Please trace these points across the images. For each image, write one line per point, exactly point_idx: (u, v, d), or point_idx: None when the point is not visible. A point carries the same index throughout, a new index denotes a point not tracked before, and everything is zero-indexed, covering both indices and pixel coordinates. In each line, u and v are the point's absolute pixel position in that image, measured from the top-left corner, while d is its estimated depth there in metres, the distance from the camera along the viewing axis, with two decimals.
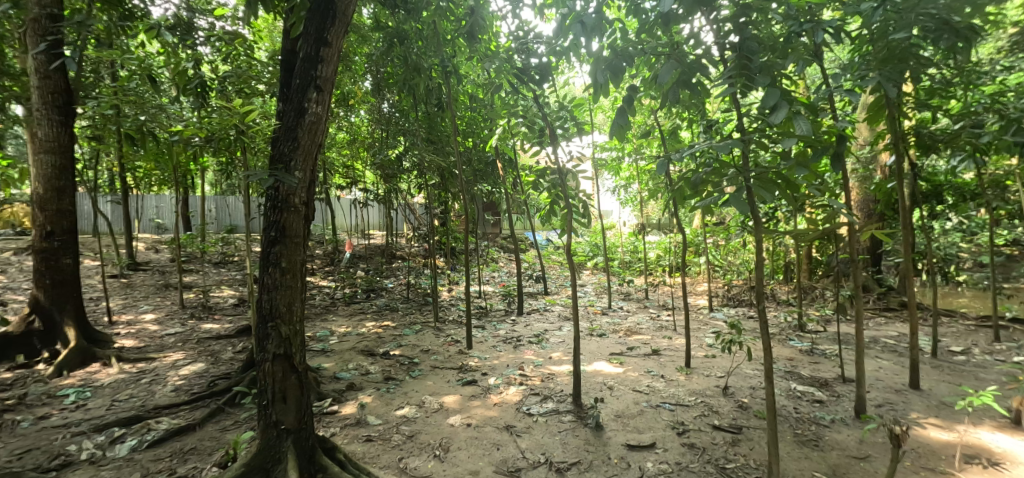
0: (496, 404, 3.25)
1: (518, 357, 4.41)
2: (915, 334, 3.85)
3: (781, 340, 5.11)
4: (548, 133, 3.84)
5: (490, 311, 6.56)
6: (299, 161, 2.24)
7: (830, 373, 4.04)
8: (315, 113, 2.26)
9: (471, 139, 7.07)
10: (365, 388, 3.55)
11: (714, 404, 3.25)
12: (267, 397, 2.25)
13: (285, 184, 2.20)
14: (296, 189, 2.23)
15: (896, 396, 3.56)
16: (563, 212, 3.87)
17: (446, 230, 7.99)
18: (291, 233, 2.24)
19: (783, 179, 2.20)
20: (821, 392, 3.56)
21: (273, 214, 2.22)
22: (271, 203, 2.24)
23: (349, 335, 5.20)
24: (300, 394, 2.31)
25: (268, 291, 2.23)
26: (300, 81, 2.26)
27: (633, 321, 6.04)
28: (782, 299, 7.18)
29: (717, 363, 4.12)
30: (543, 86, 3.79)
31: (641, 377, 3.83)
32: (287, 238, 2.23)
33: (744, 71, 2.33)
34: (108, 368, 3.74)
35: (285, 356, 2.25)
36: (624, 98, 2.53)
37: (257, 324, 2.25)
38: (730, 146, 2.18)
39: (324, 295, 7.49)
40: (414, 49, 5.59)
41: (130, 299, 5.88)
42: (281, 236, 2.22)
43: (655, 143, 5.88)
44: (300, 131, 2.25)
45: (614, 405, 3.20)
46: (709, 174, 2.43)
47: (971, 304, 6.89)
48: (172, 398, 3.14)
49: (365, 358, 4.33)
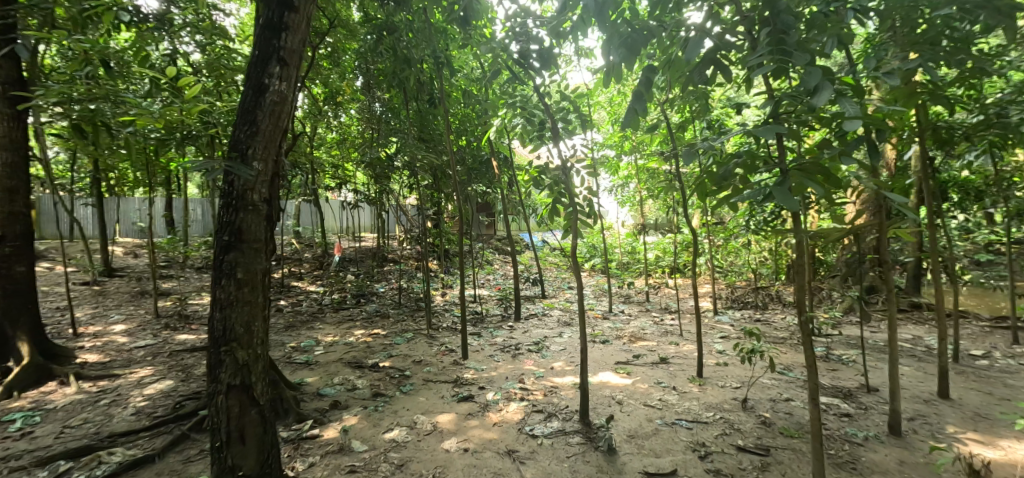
0: (495, 424, 2.95)
1: (518, 367, 4.10)
2: (944, 339, 3.58)
3: (793, 345, 4.85)
4: (550, 127, 3.52)
5: (486, 316, 6.25)
6: (258, 149, 1.98)
7: (852, 381, 3.77)
8: (276, 91, 2.00)
9: (463, 137, 6.76)
10: (351, 406, 3.23)
11: (735, 420, 2.96)
12: (221, 438, 2.00)
13: (240, 176, 1.94)
14: (254, 183, 1.97)
15: (927, 407, 3.29)
16: (566, 211, 3.57)
17: (440, 232, 7.67)
18: (249, 236, 1.98)
19: (838, 168, 1.84)
20: (847, 404, 3.28)
21: (226, 213, 1.96)
22: (225, 200, 1.97)
23: (336, 345, 4.86)
24: (261, 432, 2.07)
25: (221, 308, 1.97)
26: (261, 52, 2.00)
27: (637, 326, 5.75)
28: (788, 301, 6.94)
29: (731, 372, 3.85)
30: (543, 74, 3.48)
31: (651, 389, 3.54)
32: (244, 243, 1.97)
33: (781, 46, 2.00)
34: (65, 387, 3.42)
35: (242, 387, 2.01)
36: (640, 81, 2.22)
37: (210, 348, 2.00)
38: (769, 131, 1.85)
39: (311, 301, 7.14)
40: (404, 41, 5.24)
41: (101, 309, 5.52)
42: (236, 240, 1.96)
43: (659, 140, 5.62)
44: (259, 113, 1.98)
45: (626, 424, 2.90)
46: (739, 164, 2.18)
47: (982, 305, 6.66)
48: (131, 424, 2.82)
49: (352, 371, 4.01)
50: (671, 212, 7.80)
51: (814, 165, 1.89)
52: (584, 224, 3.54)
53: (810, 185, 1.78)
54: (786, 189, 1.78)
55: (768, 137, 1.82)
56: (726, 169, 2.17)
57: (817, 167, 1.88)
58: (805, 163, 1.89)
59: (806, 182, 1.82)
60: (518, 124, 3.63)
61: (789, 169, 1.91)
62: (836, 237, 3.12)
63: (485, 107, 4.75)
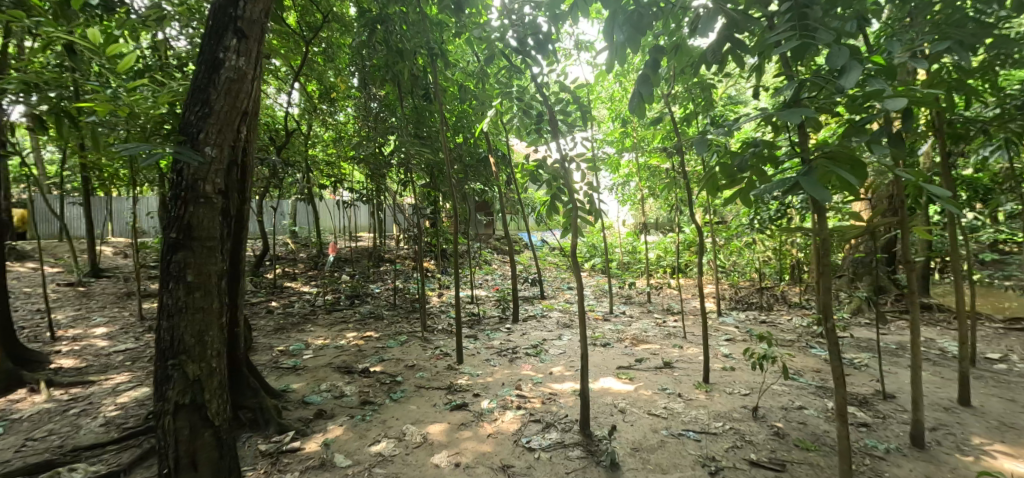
0: (490, 435, 2.76)
1: (515, 372, 3.91)
2: (965, 343, 3.38)
3: (801, 347, 4.67)
4: (549, 121, 3.32)
5: (483, 318, 6.06)
6: (211, 133, 1.98)
7: (866, 387, 3.58)
8: (231, 66, 2.02)
9: (461, 134, 6.55)
10: (337, 416, 3.04)
11: (745, 430, 2.78)
12: (171, 462, 1.96)
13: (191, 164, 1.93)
14: (207, 174, 1.96)
15: (949, 416, 3.10)
16: (565, 209, 3.37)
17: (437, 231, 7.48)
18: (201, 233, 1.95)
19: (872, 156, 1.61)
20: (863, 413, 3.09)
21: (175, 208, 1.94)
22: (176, 192, 1.96)
23: (326, 349, 4.67)
24: (217, 455, 2.04)
25: (169, 317, 1.93)
26: (216, 22, 2.03)
27: (639, 329, 5.55)
28: (794, 302, 6.75)
29: (738, 378, 3.67)
30: (542, 63, 3.29)
31: (655, 396, 3.35)
32: (195, 241, 1.94)
33: (804, 21, 1.82)
34: (34, 396, 3.23)
35: (193, 406, 1.97)
36: (647, 63, 2.03)
37: (157, 364, 1.96)
38: (798, 113, 1.64)
39: (304, 302, 6.93)
40: (397, 32, 5.08)
41: (84, 310, 5.33)
42: (186, 238, 1.93)
43: (662, 135, 5.40)
44: (212, 90, 1.99)
45: (629, 435, 2.72)
46: (756, 154, 1.95)
47: (994, 305, 6.47)
48: (99, 436, 2.64)
49: (341, 376, 3.82)
50: (673, 211, 7.62)
51: (843, 153, 1.67)
52: (586, 222, 3.31)
53: (841, 175, 1.54)
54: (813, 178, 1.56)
55: (795, 120, 1.61)
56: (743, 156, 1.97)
57: (847, 156, 1.66)
58: (834, 151, 1.66)
59: (834, 169, 1.59)
60: (514, 116, 3.43)
61: (814, 157, 1.69)
62: (852, 236, 2.90)
63: (481, 100, 4.56)
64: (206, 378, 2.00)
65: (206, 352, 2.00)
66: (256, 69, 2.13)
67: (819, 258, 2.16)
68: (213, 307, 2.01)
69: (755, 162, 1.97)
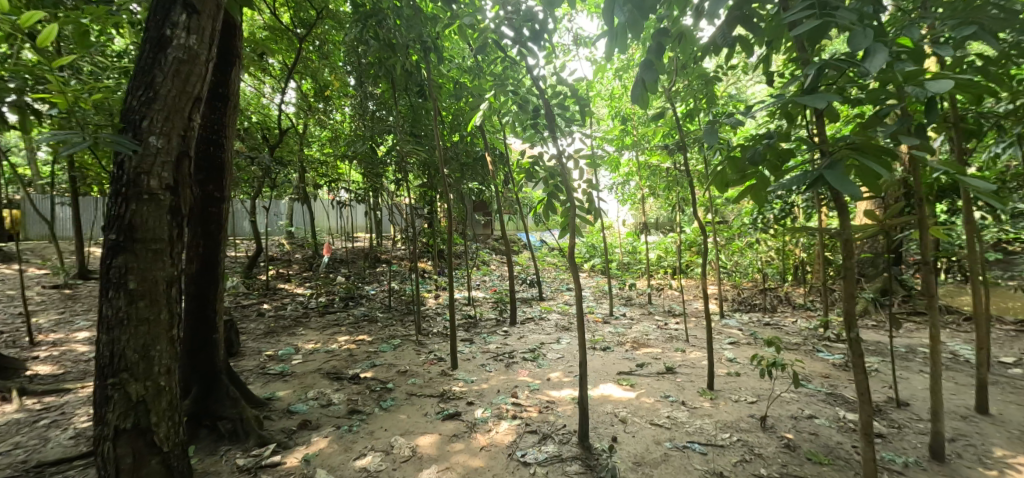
0: (483, 448, 2.60)
1: (511, 378, 3.76)
2: (982, 347, 3.23)
3: (807, 351, 4.52)
4: (546, 117, 3.14)
5: (479, 321, 5.91)
6: (156, 122, 1.87)
7: (878, 394, 3.43)
8: (179, 47, 1.91)
9: (457, 133, 6.36)
10: (322, 426, 2.88)
11: (754, 442, 2.63)
12: None
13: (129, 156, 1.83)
14: (152, 169, 1.86)
15: (968, 425, 2.95)
16: (564, 208, 3.19)
17: (434, 232, 7.34)
18: (143, 234, 1.85)
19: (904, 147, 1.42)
20: (877, 422, 2.94)
21: (117, 207, 1.83)
22: (116, 188, 1.85)
23: (316, 353, 4.51)
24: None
25: (109, 329, 1.84)
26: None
27: (640, 331, 5.40)
28: (798, 303, 6.60)
29: (744, 384, 3.52)
30: (539, 55, 3.13)
31: (657, 404, 3.20)
32: (137, 243, 1.84)
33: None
34: (4, 405, 3.07)
35: (135, 429, 1.89)
36: (651, 47, 1.87)
37: (96, 383, 1.87)
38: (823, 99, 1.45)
39: (296, 305, 6.77)
40: (390, 24, 4.83)
41: (68, 314, 5.17)
42: (125, 240, 1.83)
43: (664, 133, 5.26)
44: (158, 73, 1.88)
45: (631, 448, 2.57)
46: (771, 147, 1.78)
47: (1002, 306, 6.32)
48: (66, 450, 2.48)
49: (330, 382, 3.66)
50: (674, 210, 7.47)
51: (868, 142, 1.49)
52: (583, 224, 3.14)
53: (872, 168, 1.36)
54: (840, 171, 1.38)
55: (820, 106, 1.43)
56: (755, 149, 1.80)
57: (876, 146, 1.47)
58: (860, 141, 1.48)
59: (862, 159, 1.41)
60: (509, 111, 3.26)
61: (839, 147, 1.51)
62: (865, 237, 2.74)
63: (476, 96, 4.39)
64: (152, 397, 1.91)
65: (153, 369, 1.91)
66: (208, 48, 2.03)
67: (841, 260, 1.99)
68: (160, 320, 1.92)
69: (769, 156, 1.80)
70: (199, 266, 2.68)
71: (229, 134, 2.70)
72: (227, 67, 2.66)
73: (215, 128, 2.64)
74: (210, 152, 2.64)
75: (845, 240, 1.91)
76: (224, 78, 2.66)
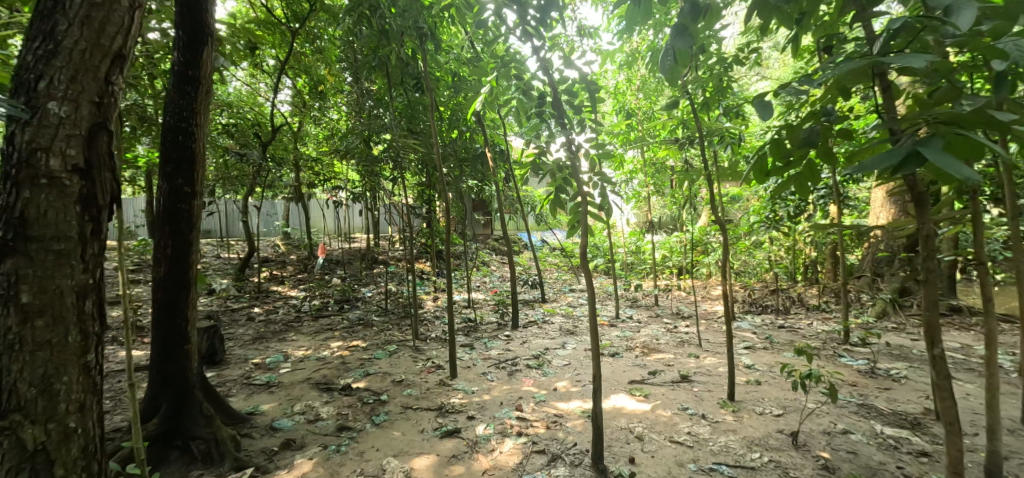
0: (485, 472, 2.34)
1: (515, 388, 3.49)
2: None
3: (828, 357, 4.25)
4: (554, 103, 2.83)
5: (480, 325, 5.64)
6: (63, 86, 1.50)
7: (913, 406, 3.16)
8: None
9: (456, 129, 6.04)
10: (307, 446, 2.62)
11: (787, 464, 2.37)
12: None
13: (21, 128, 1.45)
14: (52, 146, 1.48)
15: (1018, 441, 2.68)
16: (573, 204, 2.89)
17: (432, 232, 7.07)
18: (40, 228, 1.48)
19: (1008, 119, 1.17)
20: (918, 438, 2.68)
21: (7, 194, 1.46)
22: (8, 170, 1.48)
23: (306, 361, 4.23)
24: None
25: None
26: None
27: (649, 335, 5.12)
28: (812, 304, 6.33)
29: (766, 394, 3.25)
30: (545, 35, 2.83)
31: (675, 417, 2.94)
32: (33, 242, 1.47)
33: None
34: None
35: None
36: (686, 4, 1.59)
37: None
38: (920, 59, 1.16)
39: (289, 308, 6.50)
40: (383, 9, 4.46)
41: None
42: (19, 237, 1.46)
43: (672, 126, 4.98)
44: (64, 22, 1.50)
45: (649, 472, 2.31)
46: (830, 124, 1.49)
47: None
48: None
49: (319, 395, 3.38)
50: (680, 208, 7.21)
51: (963, 113, 1.21)
52: (595, 222, 2.85)
53: (978, 140, 1.10)
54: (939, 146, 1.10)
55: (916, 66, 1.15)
56: (808, 130, 1.52)
57: (976, 117, 1.19)
58: (949, 113, 1.22)
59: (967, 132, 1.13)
60: (512, 98, 2.95)
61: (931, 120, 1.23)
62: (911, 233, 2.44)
63: (475, 85, 4.11)
64: (55, 444, 1.53)
65: (59, 408, 1.54)
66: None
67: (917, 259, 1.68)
68: (68, 344, 1.55)
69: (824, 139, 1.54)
70: (167, 268, 2.40)
71: (201, 121, 2.42)
72: (199, 47, 2.37)
73: (184, 115, 2.36)
74: (179, 141, 2.36)
75: (924, 238, 1.60)
76: (196, 59, 2.37)
